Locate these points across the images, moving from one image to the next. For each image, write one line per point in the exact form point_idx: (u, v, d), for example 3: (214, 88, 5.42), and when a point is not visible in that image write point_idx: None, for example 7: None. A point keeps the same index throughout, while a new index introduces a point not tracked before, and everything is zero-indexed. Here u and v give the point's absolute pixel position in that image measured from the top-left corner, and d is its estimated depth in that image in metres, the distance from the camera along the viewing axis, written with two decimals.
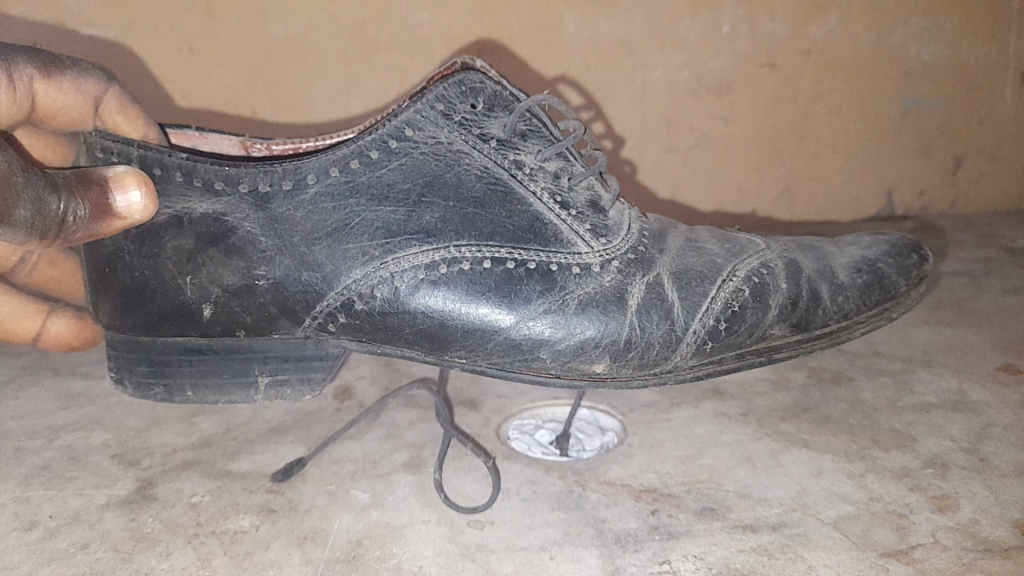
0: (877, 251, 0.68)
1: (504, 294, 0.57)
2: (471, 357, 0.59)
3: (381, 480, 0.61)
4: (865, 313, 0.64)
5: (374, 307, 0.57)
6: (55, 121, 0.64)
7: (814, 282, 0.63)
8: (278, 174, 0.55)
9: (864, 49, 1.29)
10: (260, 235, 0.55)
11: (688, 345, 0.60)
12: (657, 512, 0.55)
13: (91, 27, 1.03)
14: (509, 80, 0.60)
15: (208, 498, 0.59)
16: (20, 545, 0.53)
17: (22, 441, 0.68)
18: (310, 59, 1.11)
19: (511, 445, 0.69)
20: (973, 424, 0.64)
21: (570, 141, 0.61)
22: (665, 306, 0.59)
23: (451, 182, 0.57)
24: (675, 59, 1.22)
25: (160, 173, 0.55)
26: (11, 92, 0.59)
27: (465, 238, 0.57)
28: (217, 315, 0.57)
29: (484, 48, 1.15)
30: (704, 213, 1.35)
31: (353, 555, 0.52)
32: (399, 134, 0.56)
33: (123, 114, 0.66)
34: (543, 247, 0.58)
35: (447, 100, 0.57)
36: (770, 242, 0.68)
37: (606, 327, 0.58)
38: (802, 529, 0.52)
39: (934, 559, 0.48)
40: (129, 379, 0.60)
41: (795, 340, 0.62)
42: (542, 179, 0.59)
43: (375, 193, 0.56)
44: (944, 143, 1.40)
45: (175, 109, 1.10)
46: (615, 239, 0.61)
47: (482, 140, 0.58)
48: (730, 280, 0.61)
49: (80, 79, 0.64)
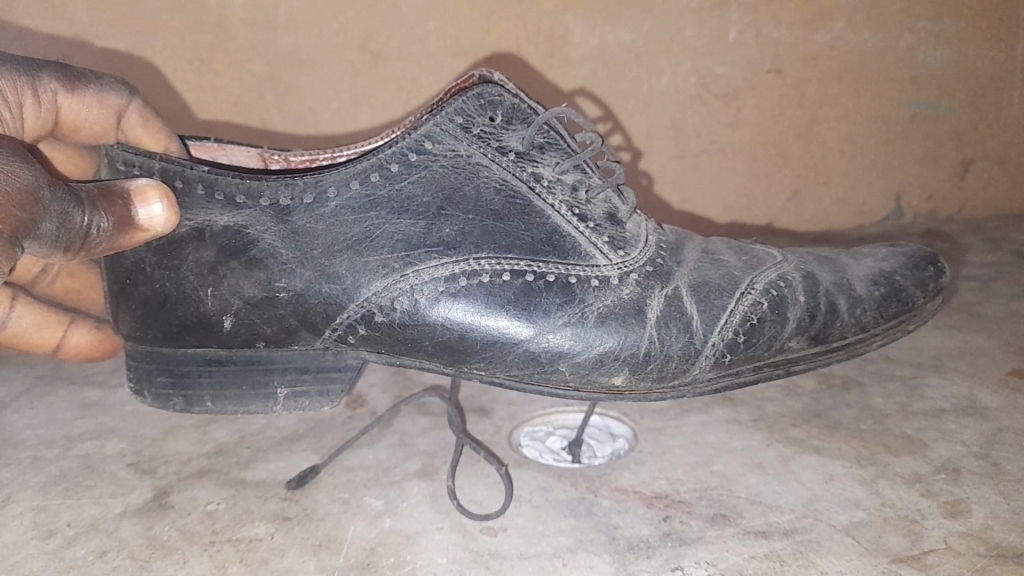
0: (893, 264, 0.68)
1: (524, 306, 0.58)
2: (490, 369, 0.60)
3: (394, 488, 0.62)
4: (882, 325, 0.64)
5: (394, 319, 0.58)
6: (78, 134, 0.66)
7: (832, 295, 0.64)
8: (300, 187, 0.55)
9: (870, 54, 1.29)
10: (281, 248, 0.56)
11: (706, 358, 0.60)
12: (669, 518, 0.55)
13: (103, 40, 1.05)
14: (527, 93, 0.60)
15: (223, 506, 0.60)
16: (39, 553, 0.54)
17: (40, 450, 0.69)
18: (319, 70, 1.12)
19: (523, 453, 0.69)
20: (984, 429, 0.64)
21: (588, 153, 0.61)
22: (684, 318, 0.60)
23: (470, 196, 0.57)
24: (681, 66, 1.22)
25: (181, 186, 0.55)
26: (36, 108, 0.62)
27: (484, 251, 0.58)
28: (238, 326, 0.58)
29: (491, 57, 1.16)
30: (711, 219, 1.36)
31: (368, 562, 0.52)
32: (418, 148, 0.56)
33: (145, 127, 0.67)
34: (562, 259, 0.59)
35: (466, 113, 0.57)
36: (787, 253, 0.69)
37: (626, 340, 0.59)
38: (814, 535, 0.52)
39: (946, 565, 0.48)
40: (147, 390, 0.61)
41: (812, 352, 0.62)
42: (560, 192, 0.60)
43: (395, 206, 0.56)
44: (952, 147, 1.40)
45: (186, 120, 1.11)
46: (633, 251, 0.61)
47: (501, 152, 0.58)
48: (749, 293, 0.62)
49: (103, 94, 0.66)
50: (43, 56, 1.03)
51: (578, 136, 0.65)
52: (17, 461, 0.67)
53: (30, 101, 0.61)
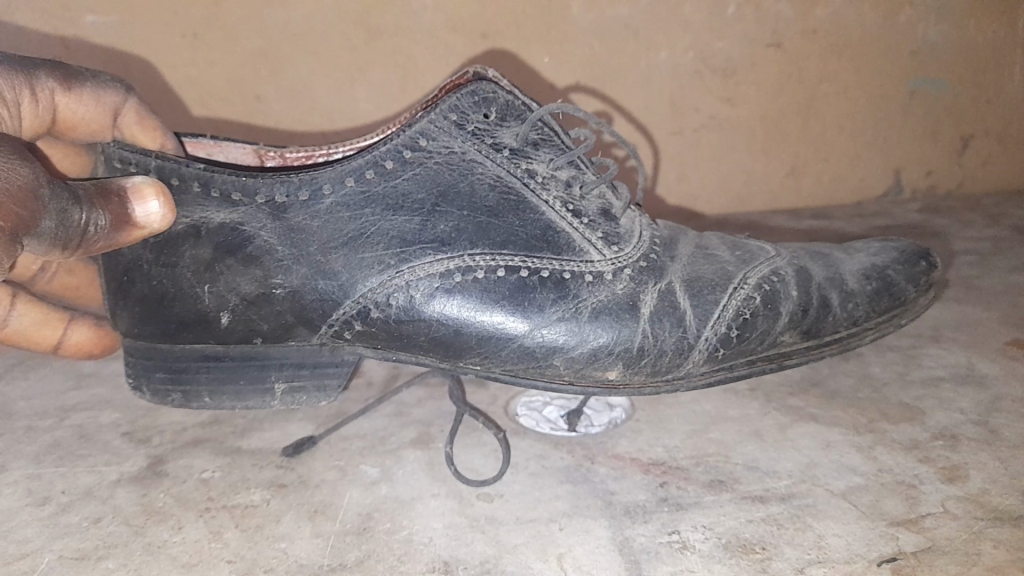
0: (885, 258, 0.67)
1: (518, 302, 0.57)
2: (485, 364, 0.59)
3: (390, 456, 0.61)
4: (874, 320, 0.63)
5: (390, 315, 0.57)
6: (74, 132, 0.64)
7: (824, 290, 0.63)
8: (295, 184, 0.54)
9: (871, 29, 1.28)
10: (277, 245, 0.55)
11: (700, 352, 0.59)
12: (665, 484, 0.55)
13: (95, 14, 1.03)
14: (522, 89, 0.59)
15: (219, 474, 0.59)
16: (33, 519, 0.53)
17: (34, 420, 0.68)
18: (313, 45, 1.10)
19: (519, 422, 0.67)
20: (982, 396, 0.64)
21: (583, 150, 0.60)
22: (676, 314, 0.59)
23: (464, 192, 0.56)
24: (681, 41, 1.21)
25: (177, 184, 0.54)
26: (33, 104, 0.60)
27: (478, 247, 0.57)
28: (235, 323, 0.57)
29: (489, 32, 1.14)
30: (710, 196, 1.35)
31: (364, 527, 0.52)
32: (413, 145, 0.55)
33: (140, 125, 0.64)
34: (556, 255, 0.58)
35: (460, 110, 0.56)
36: (780, 248, 0.68)
37: (619, 334, 0.58)
38: (811, 499, 0.52)
39: (943, 528, 0.48)
40: (145, 386, 0.60)
41: (805, 346, 0.62)
42: (555, 188, 0.59)
43: (391, 203, 0.56)
44: (951, 123, 1.39)
45: (178, 95, 1.09)
46: (627, 247, 0.60)
47: (495, 149, 0.57)
48: (741, 288, 0.61)
49: (100, 92, 0.63)
50: (33, 28, 1.01)
51: (574, 131, 0.64)
52: (12, 431, 0.66)
53: (28, 99, 0.59)
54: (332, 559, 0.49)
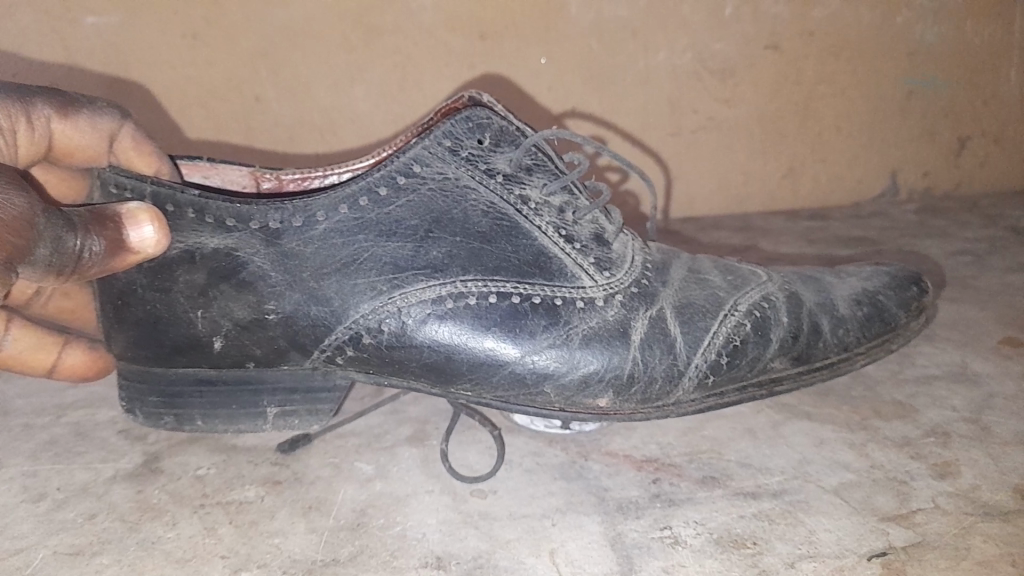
0: (876, 284, 0.68)
1: (510, 328, 0.57)
2: (477, 390, 0.59)
3: (386, 453, 0.62)
4: (863, 345, 0.64)
5: (382, 341, 0.57)
6: (71, 158, 0.61)
7: (815, 316, 0.63)
8: (289, 211, 0.54)
9: (868, 29, 1.28)
10: (271, 271, 0.55)
11: (690, 379, 0.59)
12: (658, 481, 0.55)
13: (97, 15, 1.04)
14: (515, 114, 0.60)
15: (213, 471, 0.59)
16: (29, 515, 0.54)
17: (31, 418, 0.69)
18: (311, 46, 1.11)
19: (512, 420, 0.67)
20: (976, 395, 0.65)
21: (575, 175, 0.60)
22: (667, 341, 0.59)
23: (457, 218, 0.57)
24: (678, 42, 1.21)
25: (172, 210, 0.54)
26: (29, 133, 0.58)
27: (471, 273, 0.57)
28: (228, 347, 0.57)
29: (487, 32, 1.15)
30: (705, 196, 1.36)
31: (358, 523, 0.52)
32: (407, 171, 0.56)
33: (138, 151, 0.63)
34: (548, 280, 0.58)
35: (455, 136, 0.57)
36: (770, 272, 0.68)
37: (610, 361, 0.58)
38: (803, 495, 0.52)
39: (934, 523, 0.48)
40: (139, 408, 0.60)
41: (795, 372, 0.62)
42: (547, 214, 0.59)
43: (383, 230, 0.56)
44: (947, 124, 1.39)
45: (177, 95, 1.10)
46: (619, 273, 0.60)
47: (489, 175, 0.57)
48: (732, 315, 0.61)
49: (96, 117, 0.61)
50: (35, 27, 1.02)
51: (569, 155, 0.64)
52: (8, 429, 0.67)
53: (24, 127, 0.57)
54: (326, 554, 0.49)
